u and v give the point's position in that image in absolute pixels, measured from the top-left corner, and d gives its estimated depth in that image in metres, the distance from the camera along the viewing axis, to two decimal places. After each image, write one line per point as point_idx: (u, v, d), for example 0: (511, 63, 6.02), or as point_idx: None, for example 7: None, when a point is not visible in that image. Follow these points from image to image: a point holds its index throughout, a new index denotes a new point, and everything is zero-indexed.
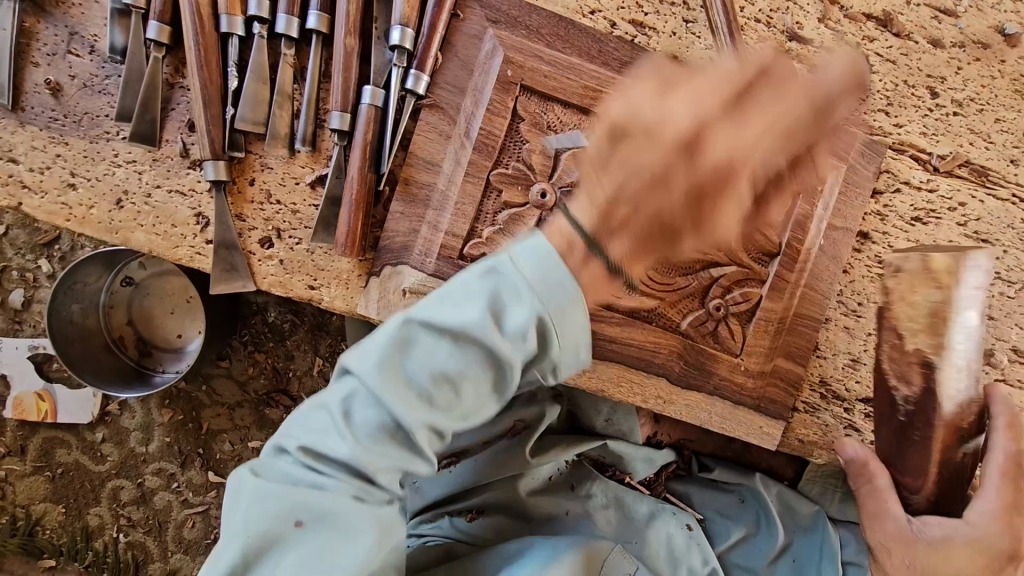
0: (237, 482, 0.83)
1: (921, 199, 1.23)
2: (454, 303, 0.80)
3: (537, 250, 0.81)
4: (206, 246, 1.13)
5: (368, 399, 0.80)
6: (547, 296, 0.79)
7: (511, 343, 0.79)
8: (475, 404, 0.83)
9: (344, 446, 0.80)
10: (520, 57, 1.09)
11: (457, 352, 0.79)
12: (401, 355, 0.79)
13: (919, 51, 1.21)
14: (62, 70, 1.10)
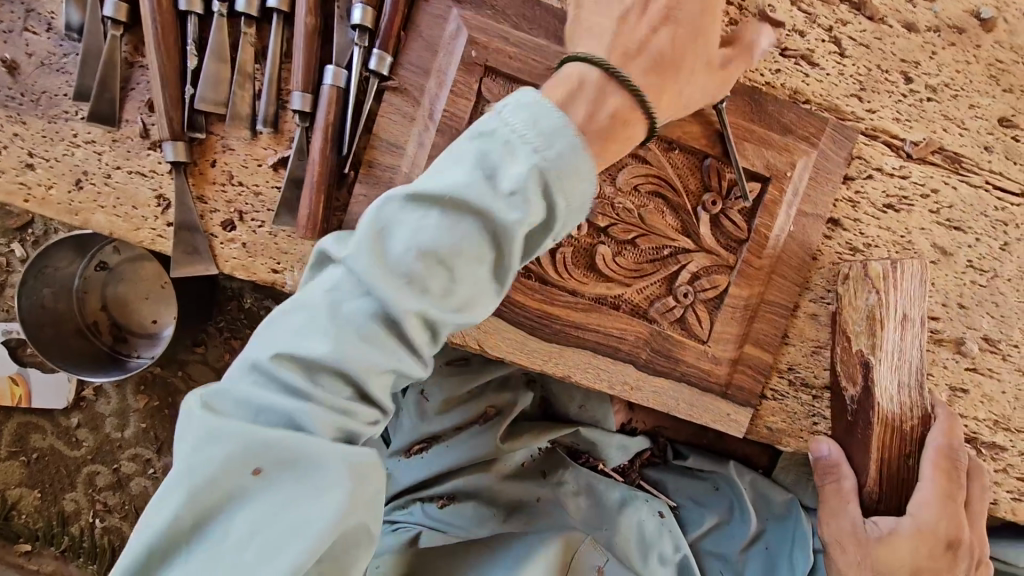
0: (189, 418, 0.77)
1: (893, 186, 1.22)
2: (439, 175, 0.80)
3: (529, 104, 0.83)
4: (167, 228, 1.12)
5: (352, 290, 0.78)
6: (544, 145, 0.80)
7: (506, 203, 0.78)
8: (468, 290, 0.81)
9: (322, 343, 0.76)
10: (484, 37, 1.07)
11: (448, 220, 0.78)
12: (387, 230, 0.79)
13: (893, 35, 1.19)
14: (19, 48, 1.08)
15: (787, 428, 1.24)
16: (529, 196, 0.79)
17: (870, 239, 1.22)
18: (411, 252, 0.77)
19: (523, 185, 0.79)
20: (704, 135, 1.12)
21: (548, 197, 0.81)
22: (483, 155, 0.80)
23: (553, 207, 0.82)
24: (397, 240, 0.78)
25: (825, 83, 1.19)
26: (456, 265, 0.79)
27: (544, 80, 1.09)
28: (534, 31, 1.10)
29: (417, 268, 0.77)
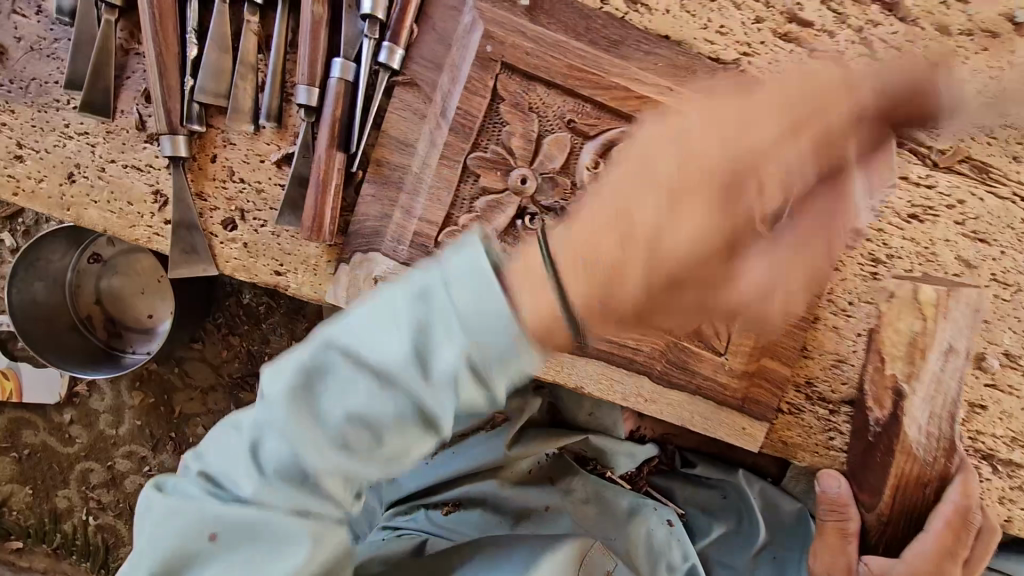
0: (147, 493, 0.80)
1: (919, 196, 1.18)
2: (377, 322, 0.70)
3: (469, 269, 0.68)
4: (165, 226, 1.07)
5: (273, 433, 0.72)
6: (480, 354, 0.68)
7: (436, 389, 0.69)
8: (399, 449, 0.73)
9: (250, 483, 0.73)
10: (501, 31, 1.01)
11: (381, 387, 0.70)
12: (318, 376, 0.71)
13: (926, 38, 1.14)
14: (8, 32, 1.02)
15: (803, 443, 1.24)
16: (461, 384, 0.69)
17: (892, 250, 1.19)
18: (336, 415, 0.71)
19: (454, 375, 0.68)
20: None
21: (491, 371, 0.69)
22: (422, 320, 0.69)
23: (497, 388, 0.71)
24: (327, 400, 0.71)
25: None
26: (386, 430, 0.71)
27: (563, 78, 1.04)
28: (552, 26, 1.04)
29: (341, 429, 0.71)
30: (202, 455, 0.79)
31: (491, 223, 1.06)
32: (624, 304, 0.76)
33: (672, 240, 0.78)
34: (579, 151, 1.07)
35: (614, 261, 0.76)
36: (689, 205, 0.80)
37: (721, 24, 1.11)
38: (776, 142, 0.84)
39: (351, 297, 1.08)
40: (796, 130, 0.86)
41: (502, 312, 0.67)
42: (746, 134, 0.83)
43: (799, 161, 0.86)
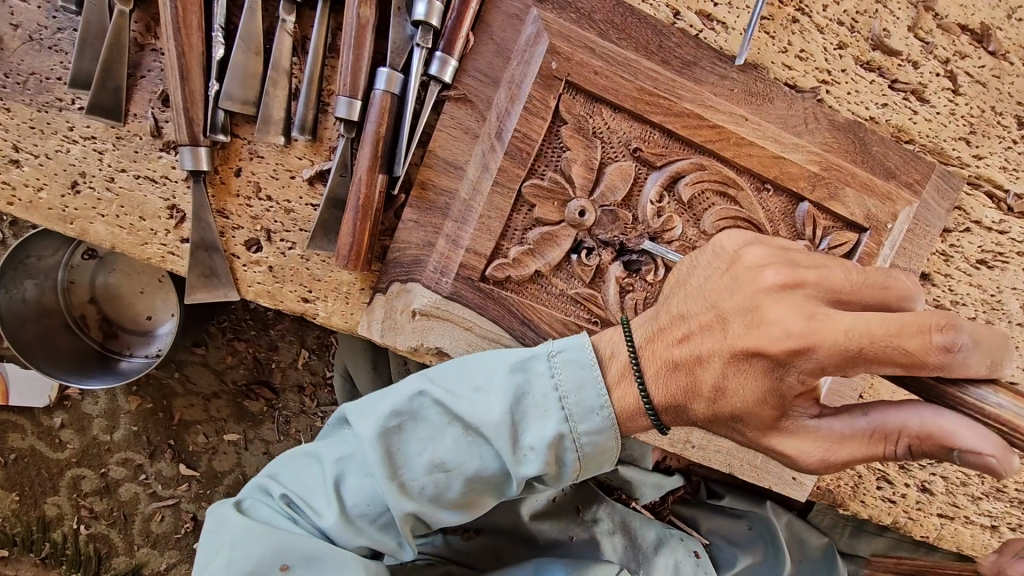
0: (220, 516, 0.91)
1: (991, 241, 1.11)
2: (475, 385, 0.82)
3: (580, 359, 0.80)
4: (180, 245, 0.96)
5: (358, 469, 0.87)
6: (576, 418, 0.78)
7: (523, 454, 0.79)
8: (466, 500, 0.85)
9: (328, 512, 0.86)
10: (568, 47, 0.91)
11: (466, 439, 0.82)
12: (407, 423, 0.84)
13: (1014, 74, 1.05)
14: (3, 18, 0.89)
15: (851, 492, 1.20)
16: (545, 459, 0.78)
17: (959, 297, 1.13)
18: (419, 463, 0.83)
19: (541, 449, 0.78)
20: (802, 176, 0.99)
21: (564, 466, 0.81)
22: (519, 393, 0.80)
23: (567, 477, 0.82)
24: (408, 446, 0.83)
25: (933, 123, 1.06)
26: (459, 482, 0.83)
27: (632, 102, 0.94)
28: (622, 42, 0.94)
29: (421, 476, 0.83)
30: (282, 480, 0.92)
31: (546, 259, 0.97)
32: (707, 402, 0.75)
33: (694, 310, 0.76)
34: (643, 182, 0.98)
35: (705, 380, 0.74)
36: (741, 382, 0.71)
37: (802, 47, 1.01)
38: (834, 335, 0.64)
39: (387, 330, 1.00)
40: (890, 356, 0.62)
41: (600, 403, 0.78)
42: (791, 327, 0.66)
43: (855, 339, 0.63)
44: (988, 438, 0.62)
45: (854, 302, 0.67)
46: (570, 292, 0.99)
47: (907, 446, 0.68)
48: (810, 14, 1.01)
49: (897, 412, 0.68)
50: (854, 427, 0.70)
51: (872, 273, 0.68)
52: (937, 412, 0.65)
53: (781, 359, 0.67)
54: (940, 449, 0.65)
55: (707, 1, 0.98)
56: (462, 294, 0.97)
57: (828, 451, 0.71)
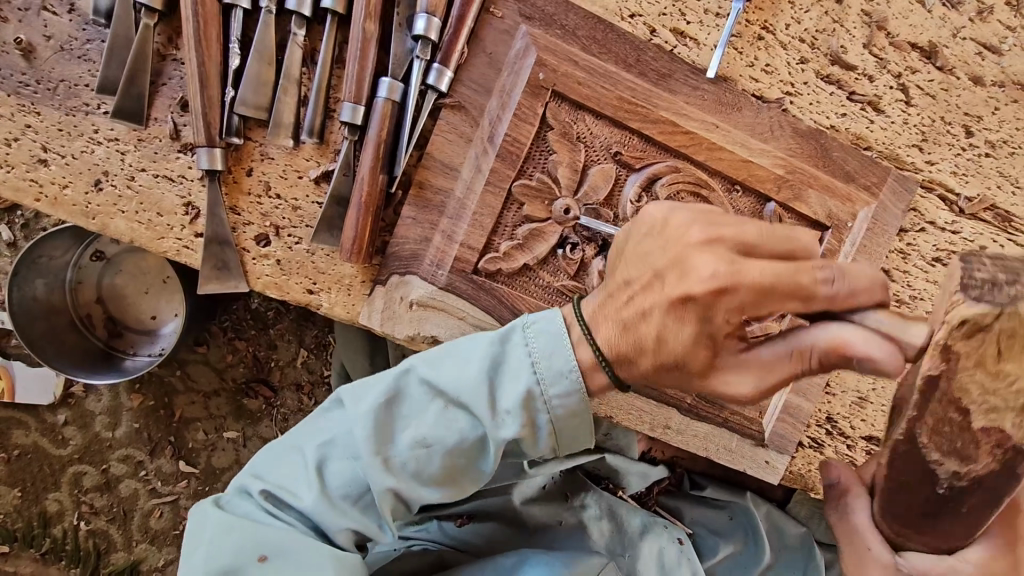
0: (204, 515, 0.95)
1: (944, 240, 1.21)
2: (449, 361, 0.89)
3: (549, 330, 0.86)
4: (195, 239, 1.04)
5: (340, 453, 0.92)
6: (548, 381, 0.84)
7: (499, 420, 0.86)
8: (447, 473, 0.92)
9: (313, 495, 0.91)
10: (554, 60, 1.00)
11: (442, 414, 0.88)
12: (386, 403, 0.90)
13: (960, 88, 1.16)
14: (36, 29, 0.98)
15: (822, 476, 1.28)
16: (520, 422, 0.85)
17: (915, 292, 1.22)
18: (400, 439, 0.89)
19: (515, 414, 0.85)
20: (769, 179, 1.09)
21: (540, 430, 0.87)
22: (491, 366, 0.86)
23: (542, 442, 0.88)
24: (388, 423, 0.90)
25: (888, 131, 1.16)
26: (439, 454, 0.89)
27: (613, 109, 1.03)
28: (603, 56, 1.04)
29: (403, 452, 0.89)
30: (264, 475, 0.96)
31: (533, 252, 1.04)
32: (653, 354, 0.81)
33: (631, 273, 0.83)
34: (623, 183, 1.07)
35: (647, 335, 0.80)
36: (677, 331, 0.78)
37: (768, 62, 1.11)
38: (749, 277, 0.72)
39: (387, 320, 1.07)
40: (792, 290, 0.72)
41: (568, 367, 0.84)
42: (713, 274, 0.74)
43: (767, 278, 0.72)
44: (881, 346, 0.70)
45: (763, 251, 0.76)
46: (557, 283, 1.08)
47: (818, 361, 0.76)
48: (775, 33, 1.11)
49: (810, 333, 0.75)
50: (777, 351, 0.78)
51: (779, 229, 0.77)
52: (841, 324, 0.73)
53: (705, 299, 0.75)
54: (845, 357, 0.73)
55: (680, 19, 1.08)
56: (457, 286, 1.04)
57: (759, 376, 0.79)
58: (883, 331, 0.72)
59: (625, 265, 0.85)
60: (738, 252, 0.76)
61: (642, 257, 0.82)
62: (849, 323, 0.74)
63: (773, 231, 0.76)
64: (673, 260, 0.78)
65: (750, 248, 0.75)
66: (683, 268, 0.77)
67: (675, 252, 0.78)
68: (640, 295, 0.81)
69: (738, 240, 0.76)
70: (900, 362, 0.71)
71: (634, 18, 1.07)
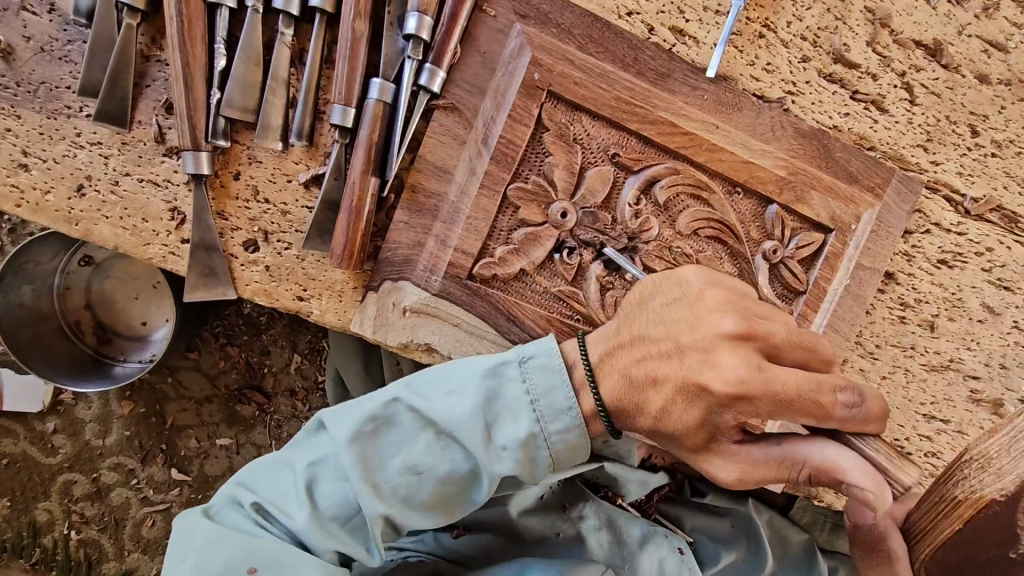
0: (188, 526, 0.92)
1: (950, 242, 1.18)
2: (447, 389, 0.87)
3: (550, 363, 0.86)
4: (181, 245, 1.01)
5: (333, 473, 0.90)
6: (547, 419, 0.84)
7: (496, 453, 0.85)
8: (437, 502, 0.90)
9: (303, 514, 0.88)
10: (549, 59, 0.98)
11: (439, 443, 0.87)
12: (382, 429, 0.88)
13: (965, 86, 1.13)
14: (15, 30, 0.95)
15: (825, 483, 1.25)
16: (517, 456, 0.84)
17: (920, 295, 1.19)
18: (393, 465, 0.87)
19: (513, 448, 0.85)
20: (770, 180, 1.06)
21: (535, 464, 0.87)
22: (489, 397, 0.85)
23: (536, 474, 0.88)
24: (384, 449, 0.88)
25: (892, 131, 1.13)
26: (431, 483, 0.88)
27: (610, 110, 1.01)
28: (600, 55, 1.01)
29: (395, 478, 0.88)
30: (253, 488, 0.94)
31: (529, 257, 1.02)
32: (651, 420, 0.84)
33: (651, 332, 0.85)
34: (621, 186, 1.04)
35: (653, 403, 0.83)
36: (684, 411, 0.82)
37: (769, 60, 1.08)
38: (771, 386, 0.78)
39: (379, 327, 1.04)
40: (810, 408, 0.78)
41: (568, 405, 0.84)
42: (737, 373, 0.78)
43: (788, 392, 0.78)
44: (871, 476, 0.78)
45: (788, 357, 0.82)
46: (554, 289, 1.04)
47: (808, 475, 0.82)
48: (776, 30, 1.08)
49: (806, 444, 0.82)
50: (770, 454, 0.83)
51: (805, 335, 0.83)
52: (837, 451, 0.80)
53: (721, 398, 0.79)
54: (834, 480, 0.80)
55: (679, 17, 1.05)
56: (451, 292, 1.01)
57: (747, 471, 0.85)
58: (876, 462, 0.80)
59: (646, 321, 0.87)
60: (764, 353, 0.81)
61: (666, 324, 0.85)
62: (844, 448, 0.81)
63: (797, 337, 0.82)
64: (699, 343, 0.81)
65: (775, 353, 0.81)
66: (708, 354, 0.80)
67: (705, 334, 0.81)
68: (656, 365, 0.83)
69: (767, 337, 0.81)
70: (887, 498, 0.78)
71: (632, 17, 1.04)
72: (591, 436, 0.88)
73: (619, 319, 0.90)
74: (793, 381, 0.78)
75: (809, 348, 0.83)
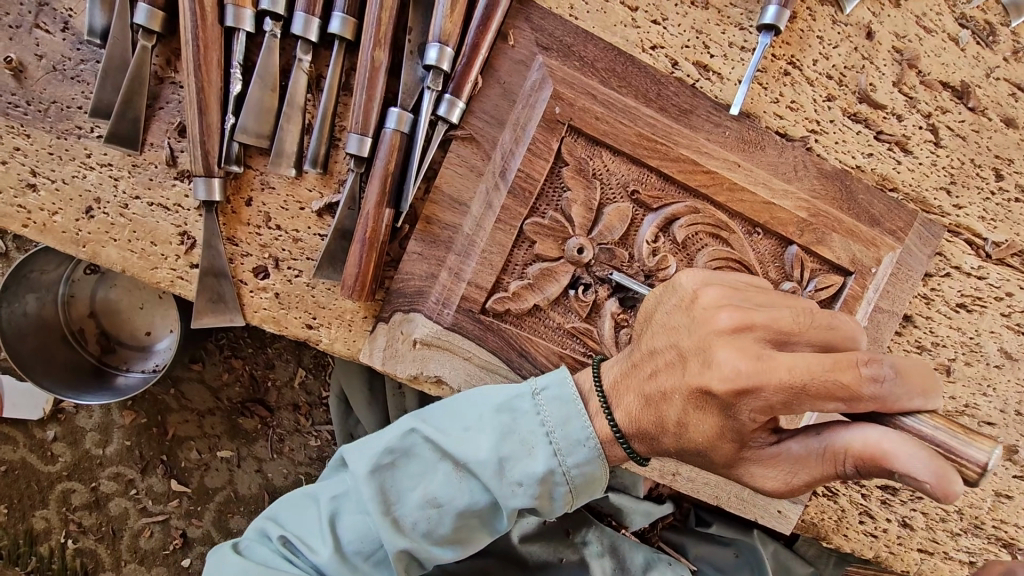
0: (219, 558, 0.92)
1: (970, 286, 1.16)
2: (464, 423, 0.86)
3: (563, 393, 0.85)
4: (190, 270, 0.99)
5: (354, 507, 0.89)
6: (564, 452, 0.82)
7: (512, 487, 0.83)
8: (459, 535, 0.88)
9: (324, 549, 0.87)
10: (571, 93, 0.96)
11: (456, 475, 0.85)
12: (400, 461, 0.87)
13: (991, 129, 1.12)
14: (27, 48, 0.93)
15: (833, 525, 1.23)
16: (535, 491, 0.82)
17: (938, 339, 1.17)
18: (413, 499, 0.86)
19: (531, 483, 0.82)
20: (792, 222, 1.04)
21: (555, 499, 0.85)
22: (506, 430, 0.83)
23: (558, 508, 0.86)
24: (403, 481, 0.87)
25: (915, 173, 1.11)
26: (451, 517, 0.86)
27: (631, 146, 0.98)
28: (623, 90, 1.00)
29: (415, 512, 0.86)
30: (280, 521, 0.93)
31: (543, 293, 1.00)
32: (673, 437, 0.81)
33: (658, 340, 0.82)
34: (640, 223, 1.02)
35: (669, 416, 0.79)
36: (700, 420, 0.77)
37: (793, 98, 1.06)
38: (777, 375, 0.70)
39: (388, 358, 1.02)
40: (829, 391, 0.69)
41: (585, 436, 0.82)
42: (738, 368, 0.71)
43: (797, 378, 0.69)
44: (928, 462, 0.65)
45: (801, 340, 0.73)
46: (567, 325, 1.03)
47: (855, 465, 0.72)
48: (801, 68, 1.06)
49: (844, 431, 0.72)
50: (809, 449, 0.75)
51: (819, 315, 0.74)
52: (880, 432, 0.68)
53: (727, 399, 0.73)
54: (883, 469, 0.68)
55: (704, 52, 1.03)
56: (463, 326, 0.99)
57: (789, 474, 0.78)
58: (937, 441, 0.67)
59: (655, 330, 0.84)
60: (773, 342, 0.73)
61: (670, 330, 0.81)
62: (892, 430, 0.68)
63: (811, 317, 0.74)
64: (696, 344, 0.76)
65: (790, 338, 0.73)
66: (707, 353, 0.75)
67: (702, 333, 0.76)
68: (662, 371, 0.80)
69: (775, 322, 0.73)
70: (953, 484, 0.63)
71: (656, 50, 1.02)
72: (610, 466, 0.86)
73: (637, 335, 0.88)
74: (804, 362, 0.69)
75: (825, 326, 0.74)
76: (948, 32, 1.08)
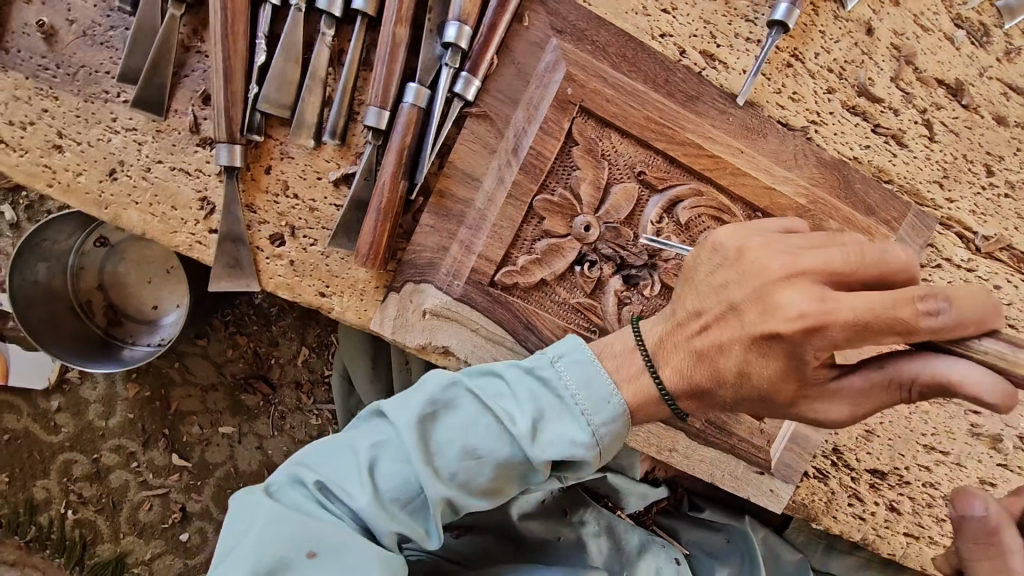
0: (250, 501, 0.90)
1: (960, 278, 1.20)
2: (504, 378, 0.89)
3: (585, 356, 0.89)
4: (208, 235, 1.02)
5: (392, 456, 0.88)
6: (593, 410, 0.86)
7: (550, 441, 0.85)
8: (495, 488, 0.89)
9: (363, 495, 0.86)
10: (583, 75, 1.00)
11: (499, 428, 0.87)
12: (442, 411, 0.88)
13: (982, 127, 1.16)
14: (59, 13, 0.96)
15: (824, 507, 1.27)
16: (572, 446, 0.85)
17: None
18: (454, 449, 0.87)
19: (568, 437, 0.85)
20: (790, 208, 1.08)
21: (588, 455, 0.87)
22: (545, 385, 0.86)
23: (588, 466, 0.88)
24: (445, 431, 0.87)
25: (910, 166, 1.16)
26: (490, 468, 0.87)
27: (638, 129, 1.02)
28: (632, 75, 1.03)
29: (455, 462, 0.86)
30: (313, 467, 0.92)
31: (551, 268, 1.03)
32: (733, 386, 0.83)
33: (708, 294, 0.84)
34: (645, 203, 1.06)
35: (728, 368, 0.82)
36: (763, 365, 0.79)
37: (795, 90, 1.10)
38: (841, 315, 0.72)
39: (398, 328, 1.05)
40: (890, 325, 0.71)
41: (609, 395, 0.86)
42: (802, 309, 0.74)
43: (861, 316, 0.72)
44: (994, 385, 0.70)
45: (856, 280, 0.75)
46: (573, 300, 1.06)
47: (918, 391, 0.76)
48: (804, 61, 1.10)
49: (913, 363, 0.75)
50: (871, 379, 0.78)
51: (869, 251, 0.75)
52: (951, 363, 0.73)
53: (796, 339, 0.75)
54: (950, 393, 0.73)
55: (710, 42, 1.08)
56: (473, 298, 1.03)
57: (854, 405, 0.80)
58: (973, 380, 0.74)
59: (703, 285, 0.85)
60: (828, 281, 0.75)
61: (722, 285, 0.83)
62: (960, 359, 0.73)
63: (861, 255, 0.75)
64: (751, 295, 0.79)
65: (846, 280, 0.75)
66: (768, 301, 0.77)
67: (757, 284, 0.79)
68: (719, 323, 0.83)
69: (829, 265, 0.75)
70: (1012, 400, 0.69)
71: (665, 38, 1.06)
72: (630, 426, 0.89)
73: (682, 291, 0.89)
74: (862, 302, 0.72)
75: (877, 264, 0.75)
76: (944, 31, 1.13)
